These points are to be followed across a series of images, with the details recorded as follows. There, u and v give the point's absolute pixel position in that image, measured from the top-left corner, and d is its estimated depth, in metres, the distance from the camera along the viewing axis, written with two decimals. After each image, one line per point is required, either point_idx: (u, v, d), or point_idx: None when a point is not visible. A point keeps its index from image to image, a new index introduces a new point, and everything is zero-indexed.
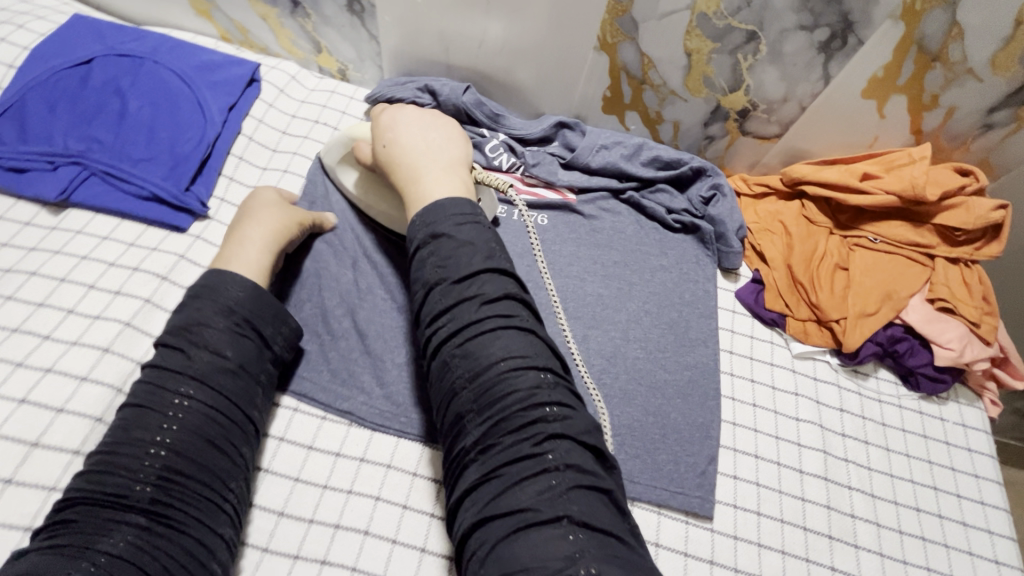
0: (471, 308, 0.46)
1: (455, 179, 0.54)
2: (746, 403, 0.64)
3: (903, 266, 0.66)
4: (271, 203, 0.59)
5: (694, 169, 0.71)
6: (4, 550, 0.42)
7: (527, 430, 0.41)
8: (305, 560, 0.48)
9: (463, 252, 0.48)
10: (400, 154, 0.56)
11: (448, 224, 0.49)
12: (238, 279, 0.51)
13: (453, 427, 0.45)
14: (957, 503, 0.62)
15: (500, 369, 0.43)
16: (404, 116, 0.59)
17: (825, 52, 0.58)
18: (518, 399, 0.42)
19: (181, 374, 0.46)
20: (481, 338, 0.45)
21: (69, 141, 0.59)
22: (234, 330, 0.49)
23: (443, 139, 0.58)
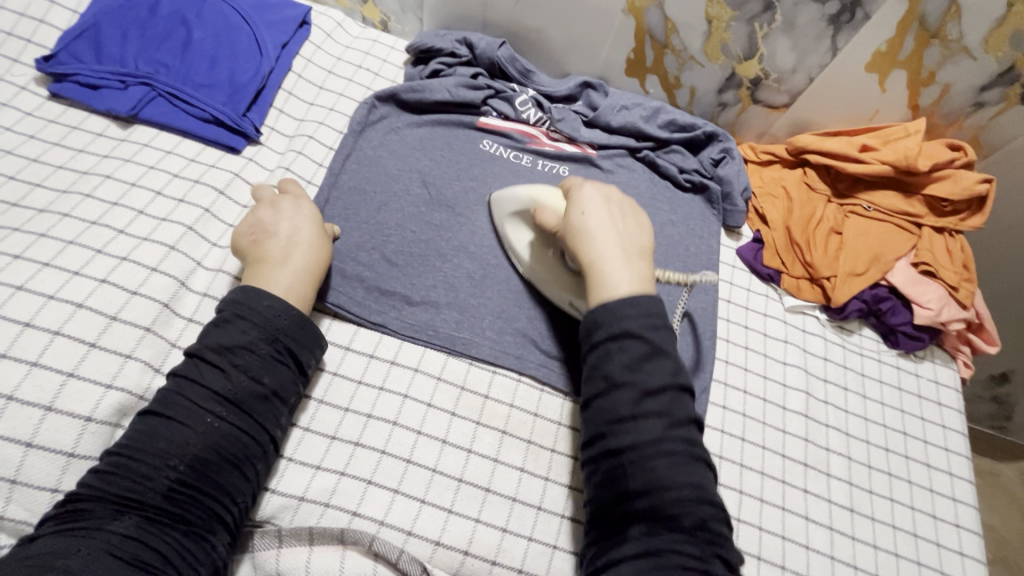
0: (658, 426, 0.48)
1: (642, 272, 0.54)
2: (739, 343, 0.70)
3: (893, 233, 0.72)
4: (306, 218, 0.58)
5: (707, 134, 0.77)
6: (90, 400, 0.47)
7: (696, 538, 0.45)
8: (340, 441, 0.54)
9: (654, 362, 0.49)
10: (594, 233, 0.55)
11: (638, 325, 0.50)
12: (281, 307, 0.51)
13: (614, 514, 0.47)
14: (924, 448, 0.68)
15: (681, 486, 0.46)
16: (599, 191, 0.58)
17: (834, 24, 0.63)
18: (693, 514, 0.45)
19: (216, 394, 0.47)
20: (666, 450, 0.47)
21: (139, 64, 0.65)
22: (274, 356, 0.50)
23: (631, 223, 0.57)
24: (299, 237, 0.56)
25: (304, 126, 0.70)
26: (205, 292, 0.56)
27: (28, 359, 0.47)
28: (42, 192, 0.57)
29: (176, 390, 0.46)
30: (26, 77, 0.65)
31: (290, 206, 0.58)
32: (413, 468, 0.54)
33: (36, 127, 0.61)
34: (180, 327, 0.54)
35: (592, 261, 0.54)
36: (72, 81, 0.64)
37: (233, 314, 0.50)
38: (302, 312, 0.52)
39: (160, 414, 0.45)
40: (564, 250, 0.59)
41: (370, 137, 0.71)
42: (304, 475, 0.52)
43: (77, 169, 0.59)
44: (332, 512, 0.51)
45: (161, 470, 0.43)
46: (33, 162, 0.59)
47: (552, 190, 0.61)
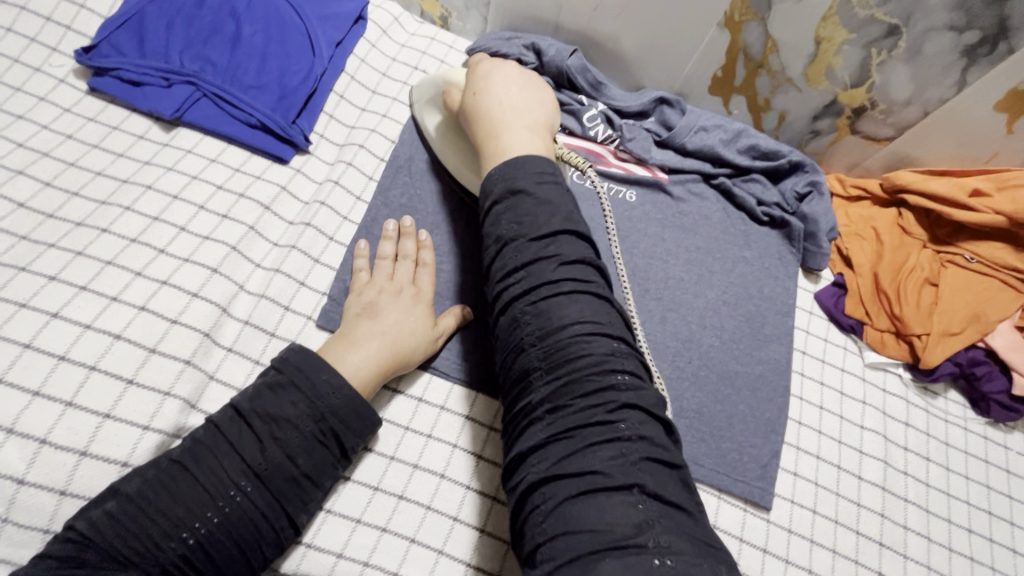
0: (548, 268, 0.43)
1: (533, 136, 0.51)
2: (813, 402, 0.64)
3: (997, 290, 0.65)
4: (421, 326, 0.53)
5: (793, 163, 0.69)
6: (126, 443, 0.44)
7: (599, 396, 0.39)
8: (383, 492, 0.50)
9: (544, 210, 0.45)
10: (487, 102, 0.53)
11: (528, 180, 0.46)
12: (337, 384, 0.46)
13: (516, 382, 0.43)
14: (1009, 530, 0.61)
15: (574, 331, 0.41)
16: (500, 67, 0.57)
17: (968, 56, 0.56)
18: (590, 363, 0.40)
19: (247, 465, 0.42)
20: (556, 298, 0.42)
21: (185, 60, 0.60)
22: (316, 436, 0.45)
23: (530, 96, 0.54)
24: (407, 345, 0.51)
25: (355, 133, 0.65)
26: (246, 320, 0.52)
27: (62, 398, 0.44)
28: (80, 203, 0.53)
29: (209, 446, 0.43)
30: (66, 68, 0.60)
31: (414, 303, 0.54)
32: (460, 526, 0.50)
33: (74, 126, 0.57)
34: (219, 358, 0.50)
35: (483, 135, 0.52)
36: (112, 76, 0.59)
37: (290, 380, 0.45)
38: (362, 400, 0.47)
39: (186, 470, 0.41)
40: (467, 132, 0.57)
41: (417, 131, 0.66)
42: (344, 528, 0.48)
43: (117, 177, 0.55)
44: (370, 572, 0.47)
45: (171, 539, 0.39)
46: (71, 167, 0.55)
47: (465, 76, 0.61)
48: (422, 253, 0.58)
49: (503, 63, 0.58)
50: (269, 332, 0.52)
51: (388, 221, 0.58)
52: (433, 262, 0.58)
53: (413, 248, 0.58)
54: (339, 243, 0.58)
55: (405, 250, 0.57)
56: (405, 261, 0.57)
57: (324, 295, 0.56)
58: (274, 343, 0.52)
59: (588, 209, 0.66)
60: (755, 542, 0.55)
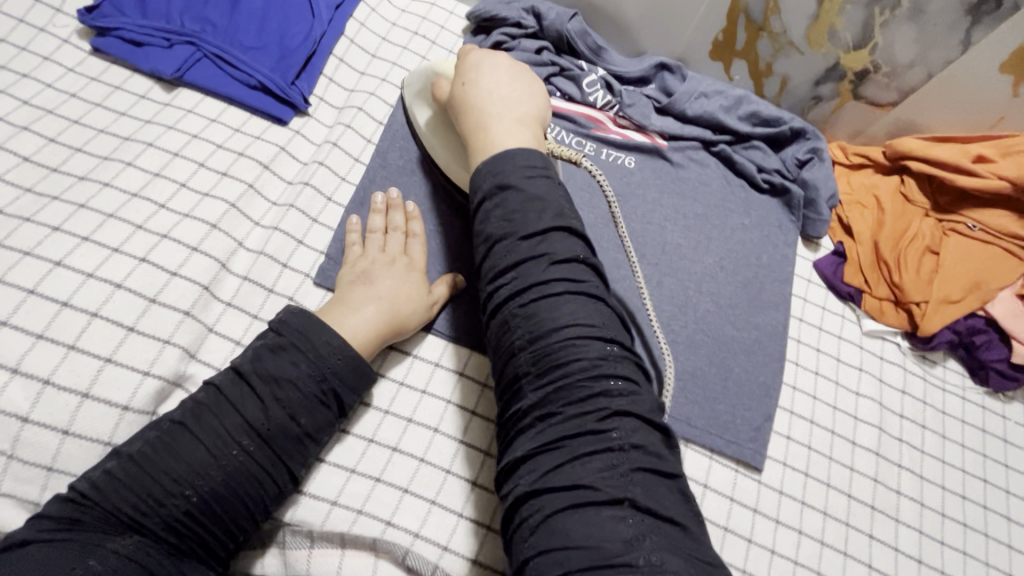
0: (536, 271, 0.42)
1: (522, 130, 0.48)
2: (809, 368, 0.64)
3: (999, 258, 0.65)
4: (417, 292, 0.53)
5: (794, 130, 0.69)
6: (126, 388, 0.45)
7: (590, 404, 0.39)
8: (378, 444, 0.51)
9: (533, 207, 0.44)
10: (473, 94, 0.51)
11: (517, 175, 0.45)
12: (337, 346, 0.47)
13: (507, 385, 0.43)
14: (1004, 497, 0.61)
15: (568, 336, 0.40)
16: (488, 54, 0.53)
17: (973, 15, 0.57)
18: (582, 369, 0.39)
19: (249, 425, 0.43)
20: (548, 302, 0.41)
21: (186, 21, 0.61)
22: (318, 398, 0.46)
23: (523, 91, 0.51)
24: (403, 310, 0.52)
25: (354, 96, 0.65)
26: (245, 276, 0.53)
27: (65, 342, 0.45)
28: (83, 158, 0.54)
29: (211, 406, 0.43)
30: (69, 29, 0.61)
31: (409, 270, 0.54)
32: (452, 478, 0.51)
33: (77, 85, 0.58)
34: (218, 312, 0.51)
35: (470, 129, 0.49)
36: (115, 36, 0.60)
37: (291, 343, 0.46)
38: (362, 359, 0.48)
39: (188, 429, 0.42)
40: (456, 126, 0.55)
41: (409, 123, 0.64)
42: (338, 477, 0.49)
43: (119, 134, 0.56)
44: (364, 520, 0.48)
45: (176, 495, 0.40)
46: (74, 124, 0.55)
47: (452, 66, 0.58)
48: (412, 223, 0.57)
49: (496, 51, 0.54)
50: (267, 288, 0.53)
51: (376, 194, 0.57)
52: (423, 233, 0.57)
53: (403, 219, 0.57)
54: (337, 204, 0.59)
55: (394, 223, 0.57)
56: (397, 232, 0.56)
57: (322, 253, 0.56)
58: (272, 298, 0.53)
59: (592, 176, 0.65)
60: (746, 502, 0.56)
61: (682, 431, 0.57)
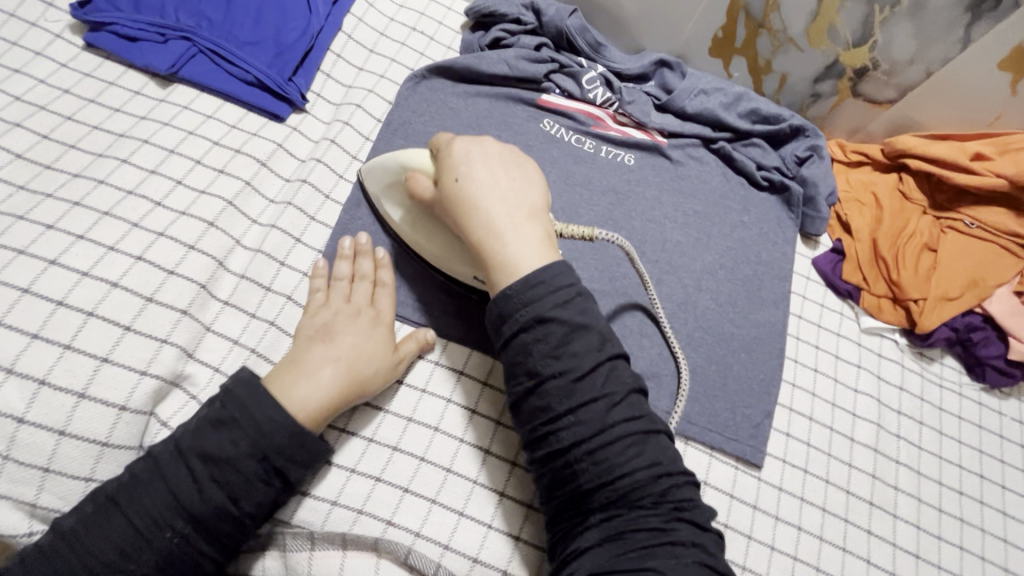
0: (598, 410, 0.42)
1: (538, 235, 0.47)
2: (808, 365, 0.64)
3: (997, 255, 0.65)
4: (381, 349, 0.50)
5: (793, 127, 0.69)
6: (123, 388, 0.45)
7: (657, 505, 0.41)
8: (378, 444, 0.50)
9: (580, 337, 0.43)
10: (474, 199, 0.47)
11: (551, 305, 0.43)
12: (283, 422, 0.44)
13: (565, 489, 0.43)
14: (1001, 493, 0.61)
15: (632, 446, 0.41)
16: (476, 146, 0.49)
17: (973, 11, 0.58)
18: (648, 478, 0.41)
19: (182, 505, 0.41)
20: (613, 415, 0.42)
21: (181, 16, 0.60)
22: (261, 476, 0.43)
23: (522, 181, 0.49)
24: (365, 369, 0.49)
25: (352, 93, 0.64)
26: (242, 274, 0.53)
27: (60, 341, 0.45)
28: (77, 154, 0.53)
29: (144, 481, 0.41)
30: (62, 23, 0.60)
31: (373, 325, 0.51)
32: (453, 477, 0.50)
33: (71, 81, 0.57)
34: (215, 311, 0.51)
35: (482, 242, 0.46)
36: (108, 31, 0.59)
37: (231, 416, 0.43)
38: (309, 431, 0.45)
39: (118, 507, 0.41)
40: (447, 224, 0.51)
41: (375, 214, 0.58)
42: (339, 478, 0.49)
43: (113, 131, 0.55)
44: (364, 520, 0.47)
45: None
46: (68, 120, 0.55)
47: (424, 152, 0.52)
48: (380, 272, 0.54)
49: (479, 139, 0.50)
50: (265, 287, 0.53)
51: (344, 238, 0.54)
52: (393, 282, 0.55)
53: (370, 268, 0.54)
54: (335, 202, 0.58)
55: (361, 271, 0.54)
56: (362, 282, 0.53)
57: (320, 252, 0.56)
58: (270, 298, 0.53)
59: (592, 174, 0.65)
60: (745, 499, 0.56)
61: (682, 429, 0.57)
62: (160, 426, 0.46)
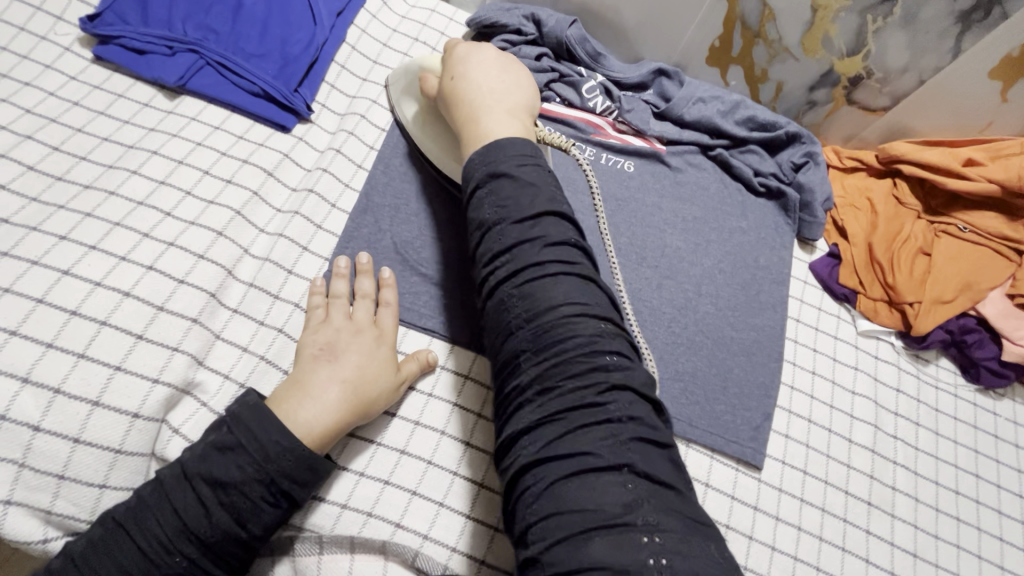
0: (533, 251, 0.43)
1: (515, 122, 0.50)
2: (806, 367, 0.65)
3: (990, 258, 0.66)
4: (384, 370, 0.50)
5: (789, 134, 0.70)
6: (135, 395, 0.46)
7: (590, 378, 0.39)
8: (386, 447, 0.51)
9: (527, 192, 0.45)
10: (465, 86, 0.53)
11: (510, 163, 0.46)
12: (289, 445, 0.44)
13: (506, 365, 0.42)
14: (995, 492, 0.63)
15: (562, 314, 0.41)
16: (477, 49, 0.56)
17: (963, 22, 0.59)
18: (579, 346, 0.40)
19: (189, 530, 0.41)
20: (542, 280, 0.42)
21: (188, 29, 0.61)
22: (268, 498, 0.43)
23: (511, 81, 0.54)
24: (370, 390, 0.49)
25: (357, 103, 0.65)
26: (251, 283, 0.54)
27: (74, 350, 0.45)
28: (88, 166, 0.54)
29: (153, 506, 0.42)
30: (71, 37, 0.61)
31: (377, 343, 0.51)
32: (460, 480, 0.51)
33: (81, 94, 0.58)
34: (224, 318, 0.52)
35: (462, 118, 0.51)
36: (117, 44, 0.60)
37: (238, 441, 0.43)
38: (315, 454, 0.45)
39: (128, 533, 0.41)
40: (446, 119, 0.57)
41: (393, 120, 0.65)
42: (348, 482, 0.49)
43: (123, 143, 0.56)
44: (374, 523, 0.48)
45: None
46: (78, 132, 0.56)
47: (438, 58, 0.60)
48: (383, 291, 0.55)
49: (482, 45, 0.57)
50: (273, 294, 0.54)
51: (340, 258, 0.55)
52: (396, 301, 0.55)
53: (371, 286, 0.55)
54: (341, 210, 0.59)
55: (362, 290, 0.54)
56: (364, 301, 0.54)
57: (326, 260, 0.57)
58: (278, 305, 0.53)
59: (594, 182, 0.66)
60: (746, 501, 0.57)
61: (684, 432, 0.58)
62: (172, 433, 0.47)
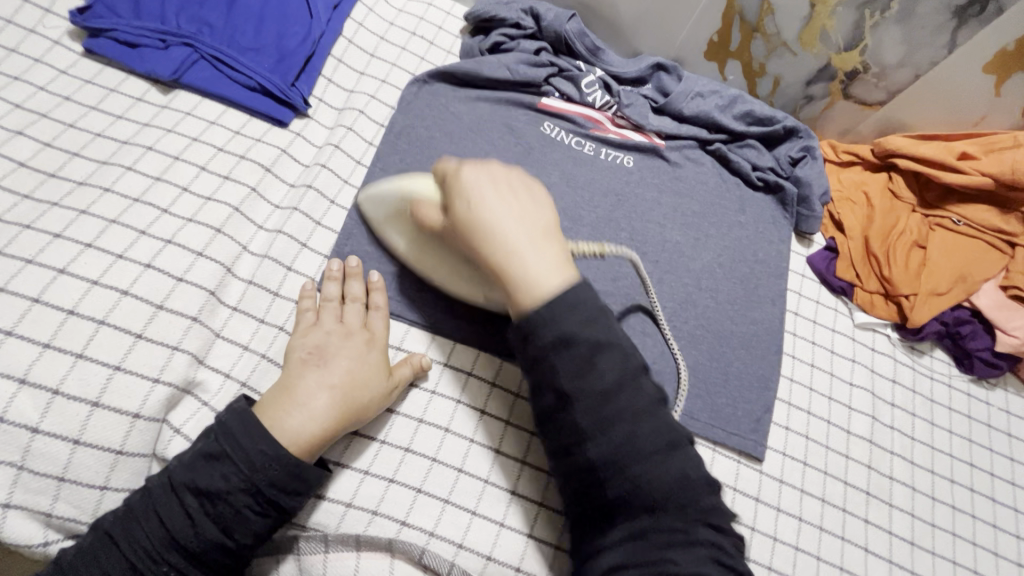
0: (614, 386, 0.42)
1: (558, 260, 0.45)
2: (805, 360, 0.65)
3: (983, 251, 0.67)
4: (375, 375, 0.49)
5: (787, 129, 0.71)
6: (135, 396, 0.45)
7: (678, 502, 0.40)
8: (390, 445, 0.51)
9: (598, 350, 0.42)
10: (488, 226, 0.45)
11: (574, 324, 0.42)
12: (275, 454, 0.43)
13: (583, 481, 0.42)
14: (989, 481, 0.64)
15: (646, 441, 0.41)
16: (479, 170, 0.47)
17: (959, 17, 0.60)
18: (666, 474, 0.41)
19: (176, 541, 0.41)
20: (623, 412, 0.41)
21: (181, 22, 0.60)
22: (254, 509, 0.42)
23: (532, 203, 0.47)
24: (360, 396, 0.48)
25: (354, 98, 0.65)
26: (250, 280, 0.53)
27: (72, 350, 0.45)
28: (81, 162, 0.53)
29: (138, 515, 0.41)
30: (60, 30, 0.60)
31: (367, 348, 0.50)
32: (465, 477, 0.51)
33: (72, 88, 0.57)
34: (225, 317, 0.51)
35: (500, 270, 0.45)
36: (108, 37, 0.59)
37: (223, 451, 0.43)
38: (301, 461, 0.44)
39: (115, 542, 0.41)
40: (457, 252, 0.49)
41: (376, 240, 0.57)
42: (353, 480, 0.49)
43: (116, 138, 0.55)
44: (379, 521, 0.48)
45: None
46: (71, 128, 0.54)
47: (423, 179, 0.51)
48: (373, 295, 0.54)
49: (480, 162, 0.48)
50: (273, 292, 0.53)
51: (333, 260, 0.54)
52: (386, 304, 0.54)
53: (361, 289, 0.54)
54: (341, 207, 0.59)
55: (353, 292, 0.53)
56: (354, 304, 0.53)
57: (325, 256, 0.56)
58: (278, 302, 0.53)
59: (593, 176, 0.66)
60: (748, 492, 0.58)
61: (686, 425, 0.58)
62: (173, 432, 0.46)
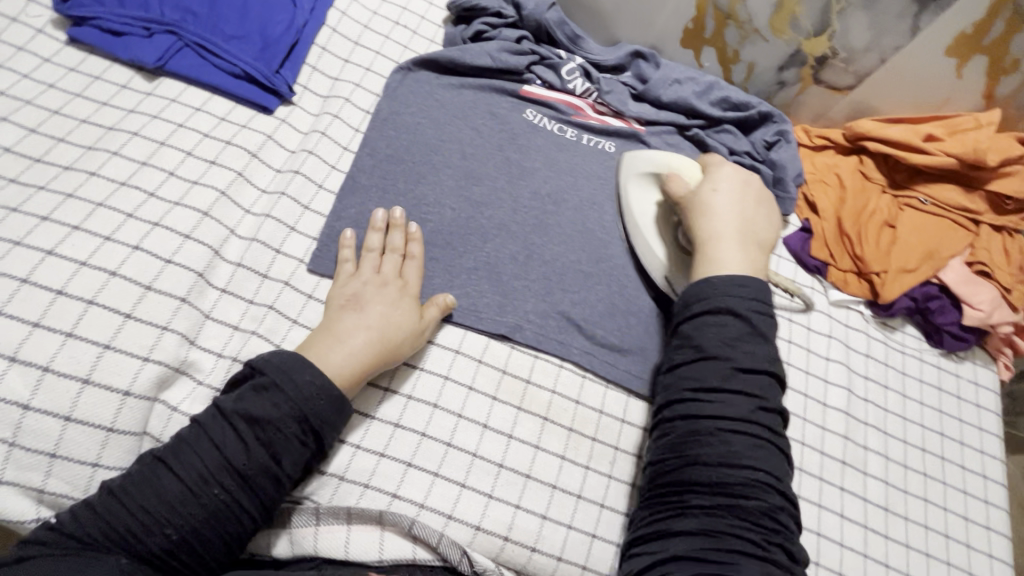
0: (739, 389, 0.48)
1: (747, 262, 0.54)
2: (782, 337, 0.67)
3: (949, 229, 0.70)
4: (408, 318, 0.52)
5: (761, 113, 0.73)
6: (125, 375, 0.46)
7: (759, 520, 0.44)
8: (380, 421, 0.52)
9: (750, 342, 0.49)
10: (713, 210, 0.57)
11: (744, 305, 0.50)
12: (322, 385, 0.45)
13: (680, 462, 0.47)
14: (960, 449, 0.66)
15: (748, 454, 0.46)
16: (744, 176, 0.59)
17: (920, 2, 0.62)
18: (754, 492, 0.45)
19: (228, 464, 0.42)
20: (738, 420, 0.47)
21: (165, 10, 0.61)
22: (298, 436, 0.45)
23: (763, 219, 0.58)
24: (395, 335, 0.51)
25: (339, 86, 0.65)
26: (239, 263, 0.54)
27: (62, 329, 0.45)
28: (66, 148, 0.53)
29: (190, 440, 0.43)
30: (43, 18, 0.60)
31: (400, 295, 0.53)
32: (454, 450, 0.52)
33: (55, 76, 0.57)
34: (213, 299, 0.52)
35: (704, 237, 0.55)
36: (92, 25, 0.59)
37: (271, 381, 0.45)
38: (341, 394, 0.47)
39: (167, 464, 0.42)
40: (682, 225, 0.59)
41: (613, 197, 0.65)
42: (344, 455, 0.50)
43: (102, 124, 0.56)
44: (370, 494, 0.49)
45: (155, 533, 0.40)
46: (55, 114, 0.55)
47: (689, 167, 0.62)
48: (410, 245, 0.56)
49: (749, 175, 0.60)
50: (262, 274, 0.54)
51: (377, 210, 0.57)
52: (421, 254, 0.57)
53: (401, 241, 0.56)
54: (328, 191, 0.60)
55: (392, 244, 0.56)
56: (392, 254, 0.55)
57: (314, 239, 0.57)
58: (267, 283, 0.54)
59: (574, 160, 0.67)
60: None
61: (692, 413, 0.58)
62: (171, 410, 0.47)
